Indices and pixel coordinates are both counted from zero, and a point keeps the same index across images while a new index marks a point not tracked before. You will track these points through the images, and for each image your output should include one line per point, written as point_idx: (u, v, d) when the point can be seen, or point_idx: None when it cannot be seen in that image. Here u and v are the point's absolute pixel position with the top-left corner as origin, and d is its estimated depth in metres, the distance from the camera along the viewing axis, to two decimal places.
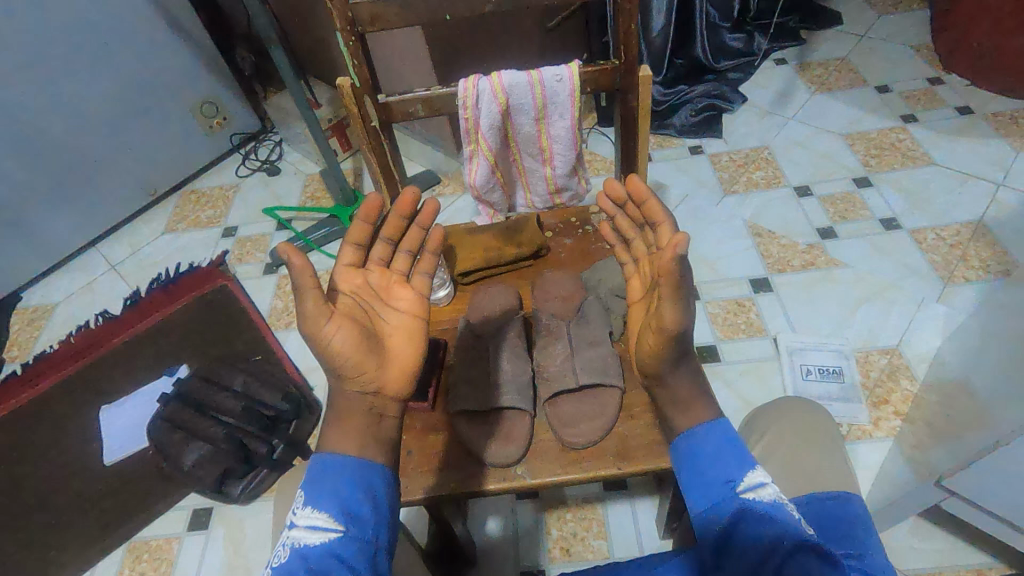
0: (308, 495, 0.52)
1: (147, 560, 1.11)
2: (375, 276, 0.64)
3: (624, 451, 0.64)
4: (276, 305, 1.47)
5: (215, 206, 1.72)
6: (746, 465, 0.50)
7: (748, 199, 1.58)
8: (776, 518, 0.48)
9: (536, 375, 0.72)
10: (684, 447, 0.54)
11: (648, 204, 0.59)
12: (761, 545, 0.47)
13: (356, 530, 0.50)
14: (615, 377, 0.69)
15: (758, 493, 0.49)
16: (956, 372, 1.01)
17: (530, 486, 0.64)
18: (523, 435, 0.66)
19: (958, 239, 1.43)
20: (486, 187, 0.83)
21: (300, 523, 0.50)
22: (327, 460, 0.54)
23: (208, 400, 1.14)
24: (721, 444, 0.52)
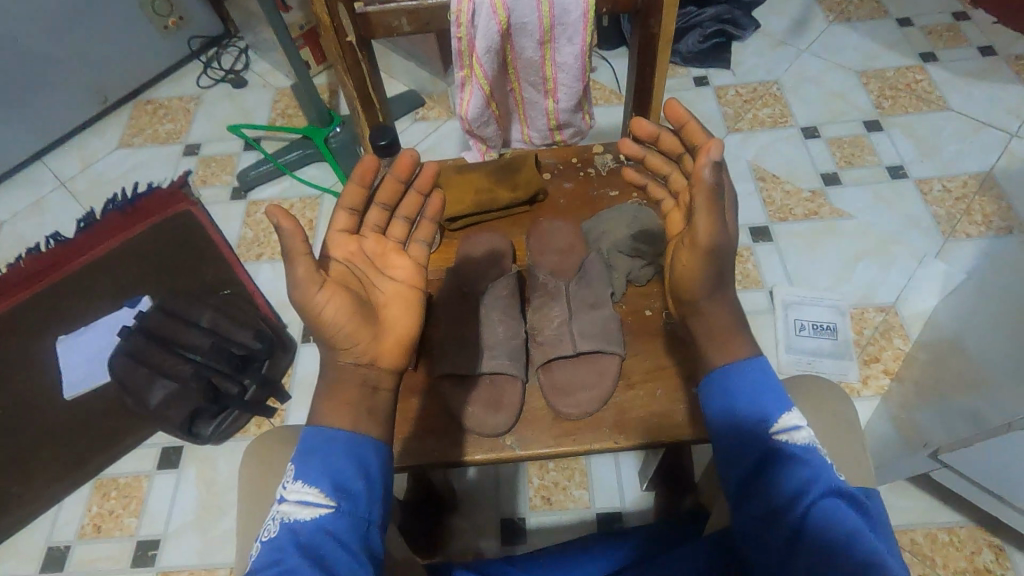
0: (299, 469, 0.52)
1: (115, 497, 1.07)
2: (370, 242, 0.61)
3: (622, 425, 0.60)
4: (246, 234, 1.37)
5: (175, 119, 1.56)
6: (783, 407, 0.54)
7: (751, 138, 1.49)
8: (805, 458, 0.51)
9: (529, 339, 0.67)
10: (721, 383, 0.56)
11: (689, 128, 0.58)
12: (786, 482, 0.50)
13: (347, 505, 0.52)
14: (617, 344, 0.63)
15: (790, 435, 0.52)
16: (949, 331, 0.99)
17: (519, 457, 0.60)
18: (514, 403, 0.61)
19: (964, 191, 1.38)
20: (479, 120, 0.73)
21: (290, 497, 0.52)
22: (317, 436, 0.54)
23: (173, 335, 1.07)
24: (759, 383, 0.55)
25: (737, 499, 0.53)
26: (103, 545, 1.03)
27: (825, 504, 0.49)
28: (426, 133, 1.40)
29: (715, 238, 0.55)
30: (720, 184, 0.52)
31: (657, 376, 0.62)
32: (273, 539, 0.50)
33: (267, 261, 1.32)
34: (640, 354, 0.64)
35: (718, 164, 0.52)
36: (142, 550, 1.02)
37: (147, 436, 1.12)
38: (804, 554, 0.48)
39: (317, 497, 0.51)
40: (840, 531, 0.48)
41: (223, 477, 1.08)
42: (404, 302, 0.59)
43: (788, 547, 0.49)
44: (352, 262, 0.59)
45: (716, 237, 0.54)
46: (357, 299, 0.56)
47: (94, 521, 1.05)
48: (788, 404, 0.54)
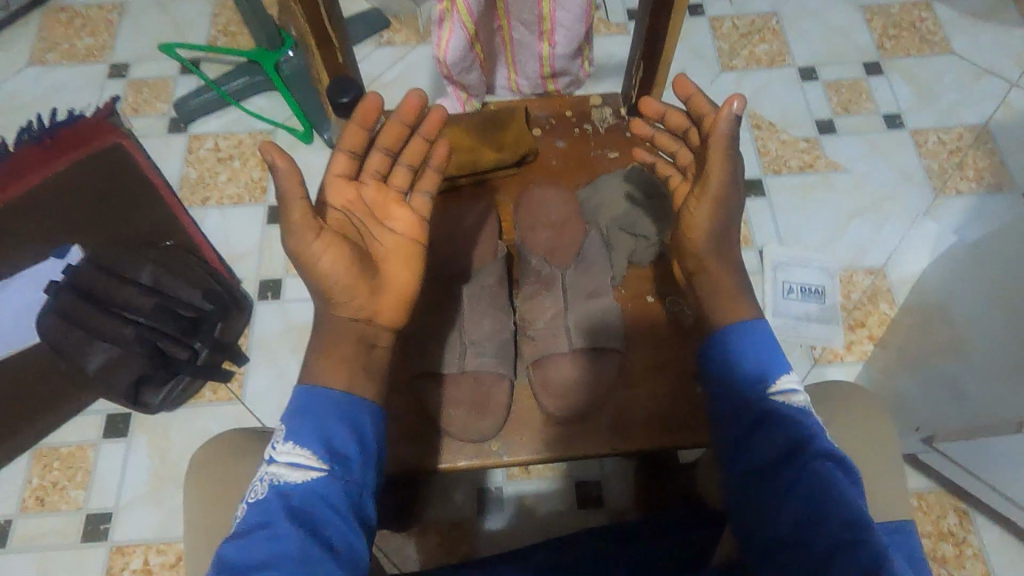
0: (290, 427, 0.47)
1: (58, 468, 0.99)
2: (370, 190, 0.55)
3: (619, 428, 0.64)
4: (190, 174, 1.21)
5: (95, 33, 1.34)
6: (782, 370, 0.57)
7: (745, 79, 1.34)
8: (803, 419, 0.54)
9: (520, 330, 0.69)
10: (722, 344, 0.59)
11: (695, 101, 0.59)
12: (784, 441, 0.54)
13: (342, 471, 0.47)
14: (613, 340, 0.66)
15: (788, 397, 0.55)
16: (936, 293, 0.96)
17: (507, 463, 0.64)
18: (500, 407, 0.64)
19: (959, 145, 1.27)
20: (460, 66, 0.62)
21: (279, 458, 0.46)
22: (311, 393, 0.49)
23: (109, 294, 0.93)
24: (761, 346, 0.58)
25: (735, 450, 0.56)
26: (49, 519, 0.96)
27: (820, 463, 0.52)
28: (392, 61, 1.24)
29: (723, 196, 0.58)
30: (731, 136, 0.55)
31: (653, 373, 0.66)
32: (258, 502, 0.44)
33: (215, 206, 1.19)
34: (636, 349, 0.67)
35: (738, 117, 0.54)
36: (94, 523, 0.96)
37: (88, 403, 1.03)
38: (795, 506, 0.51)
39: (310, 459, 0.46)
40: (829, 488, 0.51)
41: (179, 445, 1.01)
42: (404, 258, 0.53)
43: (782, 498, 0.52)
44: (351, 211, 0.53)
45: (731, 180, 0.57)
46: (357, 250, 0.51)
47: (37, 494, 0.98)
48: (786, 368, 0.57)
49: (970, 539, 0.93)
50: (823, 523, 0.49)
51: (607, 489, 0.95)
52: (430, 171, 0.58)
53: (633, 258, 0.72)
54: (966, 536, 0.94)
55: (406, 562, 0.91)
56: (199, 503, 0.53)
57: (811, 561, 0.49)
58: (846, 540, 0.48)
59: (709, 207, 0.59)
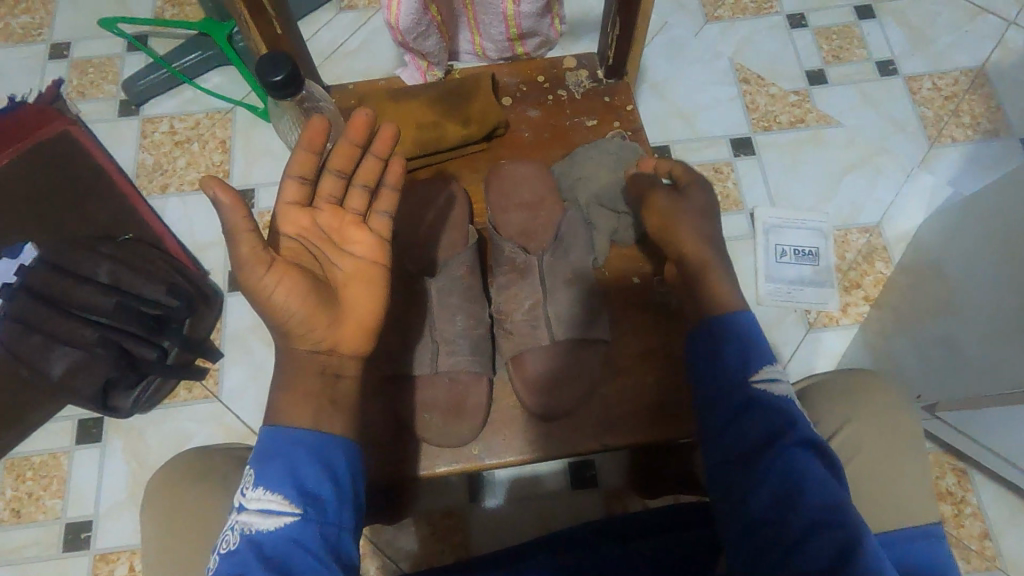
0: (259, 471, 0.44)
1: (32, 478, 0.95)
2: (325, 216, 0.52)
3: (610, 424, 0.61)
4: (145, 160, 1.14)
5: (30, 9, 1.23)
6: (765, 359, 0.56)
7: (732, 29, 1.26)
8: (784, 406, 0.53)
9: (495, 324, 0.66)
10: (701, 332, 0.58)
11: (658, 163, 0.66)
12: (763, 427, 0.52)
13: (317, 513, 0.44)
14: (602, 330, 0.63)
15: (769, 386, 0.54)
16: (931, 249, 0.93)
17: (489, 465, 0.62)
18: (478, 408, 0.61)
19: (954, 90, 1.21)
20: (418, 33, 0.66)
21: (250, 506, 0.44)
22: (280, 433, 0.46)
23: (67, 296, 0.88)
24: (743, 334, 0.56)
25: (712, 439, 0.55)
26: (27, 530, 0.93)
27: (797, 447, 0.51)
28: (353, 27, 1.15)
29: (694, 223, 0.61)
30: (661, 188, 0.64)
31: (643, 361, 0.64)
32: (229, 555, 0.42)
33: (175, 193, 1.12)
34: (626, 337, 0.65)
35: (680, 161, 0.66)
36: (74, 532, 0.93)
37: (56, 410, 0.98)
38: (769, 487, 0.50)
39: (282, 504, 0.43)
40: (809, 474, 0.49)
41: (155, 448, 0.97)
42: (365, 282, 0.50)
43: (755, 479, 0.51)
44: (306, 239, 0.51)
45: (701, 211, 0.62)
46: (312, 280, 0.48)
47: (12, 506, 0.94)
48: (772, 358, 0.56)
49: (968, 498, 0.92)
50: (796, 504, 0.49)
51: (601, 469, 0.93)
52: (387, 190, 0.54)
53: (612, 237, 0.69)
54: (965, 495, 0.93)
55: (399, 554, 0.89)
56: (153, 526, 0.52)
57: (784, 541, 0.48)
58: (818, 519, 0.47)
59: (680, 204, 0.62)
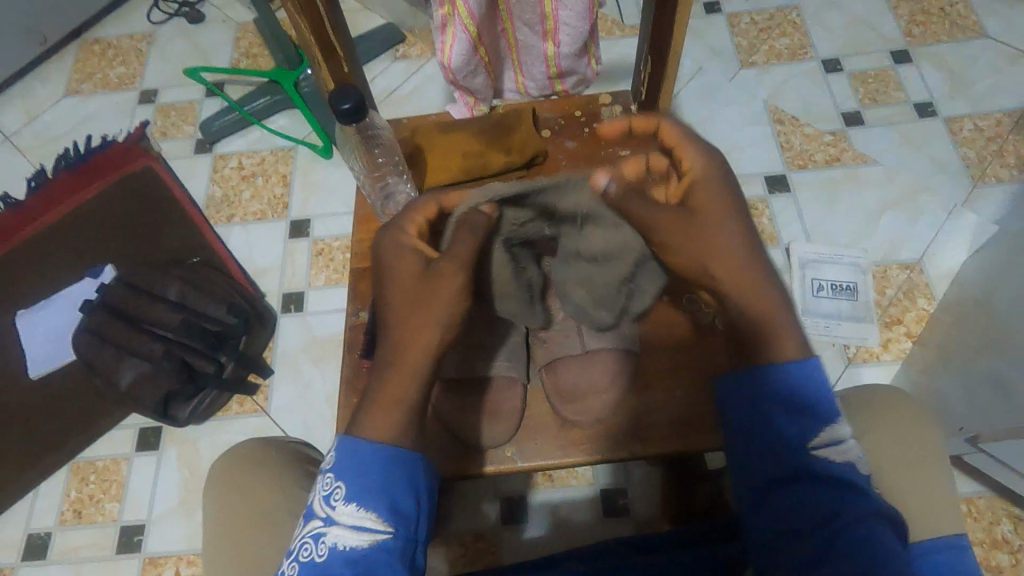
0: (354, 488, 0.46)
1: (94, 482, 1.02)
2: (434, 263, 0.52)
3: (639, 434, 0.63)
4: (215, 193, 1.24)
5: (126, 61, 1.40)
6: (826, 419, 0.48)
7: (768, 73, 1.30)
8: (848, 482, 0.46)
9: (531, 336, 0.68)
10: (746, 388, 0.50)
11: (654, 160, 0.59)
12: (818, 501, 0.46)
13: (404, 530, 0.46)
14: (632, 340, 0.66)
15: (830, 453, 0.47)
16: (975, 288, 0.89)
17: (522, 468, 0.64)
18: (512, 412, 0.65)
19: (997, 131, 1.21)
20: (465, 70, 0.70)
21: (339, 520, 0.45)
22: (362, 449, 0.47)
23: (139, 313, 0.97)
24: (805, 395, 0.49)
25: (752, 506, 0.48)
26: (85, 531, 0.99)
27: (864, 523, 0.44)
28: (408, 74, 1.25)
29: (719, 243, 0.51)
30: (629, 195, 0.53)
31: (670, 375, 0.66)
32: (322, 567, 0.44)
33: (239, 223, 1.21)
34: (655, 353, 0.67)
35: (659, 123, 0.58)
36: (128, 535, 0.98)
37: (120, 418, 1.06)
38: (832, 570, 0.44)
39: (374, 522, 0.45)
40: (883, 550, 0.43)
41: (206, 457, 1.03)
42: None
43: (820, 554, 0.44)
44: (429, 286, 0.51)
45: (717, 196, 0.52)
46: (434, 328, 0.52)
47: (75, 507, 1.01)
48: (835, 414, 0.49)
49: None
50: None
51: (634, 498, 0.93)
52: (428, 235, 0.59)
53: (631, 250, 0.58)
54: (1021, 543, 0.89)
55: None
56: (215, 516, 0.56)
57: None
58: None
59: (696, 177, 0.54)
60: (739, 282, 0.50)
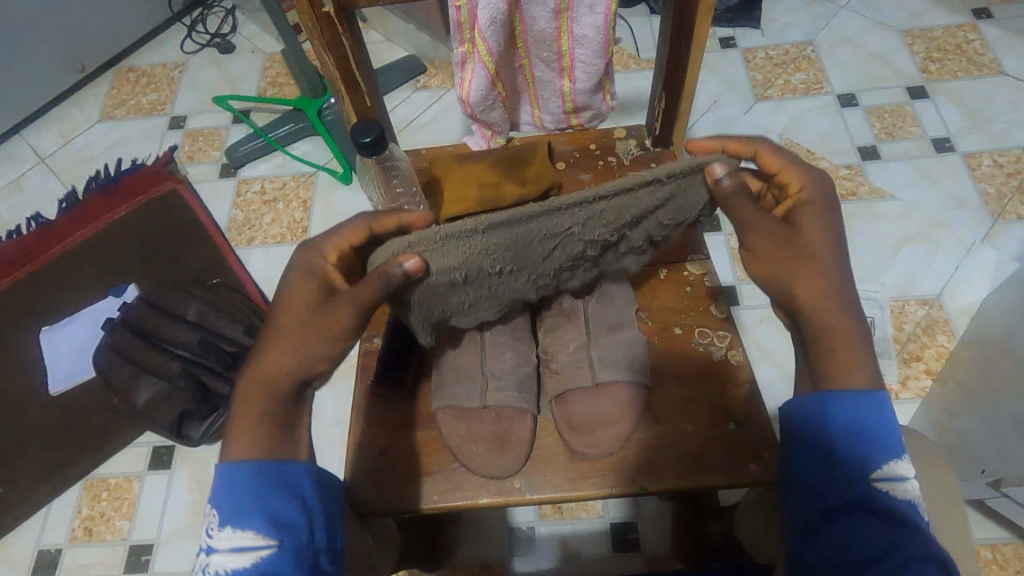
0: (227, 512, 0.45)
1: (106, 499, 1.02)
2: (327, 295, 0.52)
3: (649, 467, 0.62)
4: (237, 216, 1.27)
5: (158, 88, 1.45)
6: (892, 454, 0.47)
7: (782, 107, 1.31)
8: (908, 520, 0.45)
9: (542, 366, 0.70)
10: (813, 415, 0.48)
11: (756, 157, 0.56)
12: (877, 536, 0.44)
13: (291, 540, 0.45)
14: (643, 373, 0.66)
15: (892, 488, 0.46)
16: (996, 325, 0.87)
17: (530, 500, 0.63)
18: (522, 443, 0.64)
19: (1017, 167, 1.20)
20: (483, 103, 0.71)
21: (219, 547, 0.44)
22: (231, 470, 0.46)
23: (157, 331, 1.00)
24: (874, 430, 0.47)
25: (805, 535, 0.47)
26: (94, 549, 0.99)
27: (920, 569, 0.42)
28: (427, 104, 1.29)
29: (827, 271, 0.51)
30: (743, 192, 0.52)
31: (681, 409, 0.65)
32: None
33: (259, 245, 1.23)
34: (665, 386, 0.67)
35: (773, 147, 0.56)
36: (136, 555, 0.98)
37: (134, 436, 1.06)
38: None
39: (255, 540, 0.44)
40: None
41: None
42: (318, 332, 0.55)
43: None
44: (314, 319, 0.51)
45: (827, 230, 0.52)
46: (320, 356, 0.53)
47: (85, 524, 1.01)
48: (901, 449, 0.47)
49: None
50: None
51: (645, 533, 0.91)
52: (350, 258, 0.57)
53: (702, 203, 0.55)
54: None
55: None
56: None
57: None
58: None
59: (812, 205, 0.53)
60: (825, 318, 0.50)
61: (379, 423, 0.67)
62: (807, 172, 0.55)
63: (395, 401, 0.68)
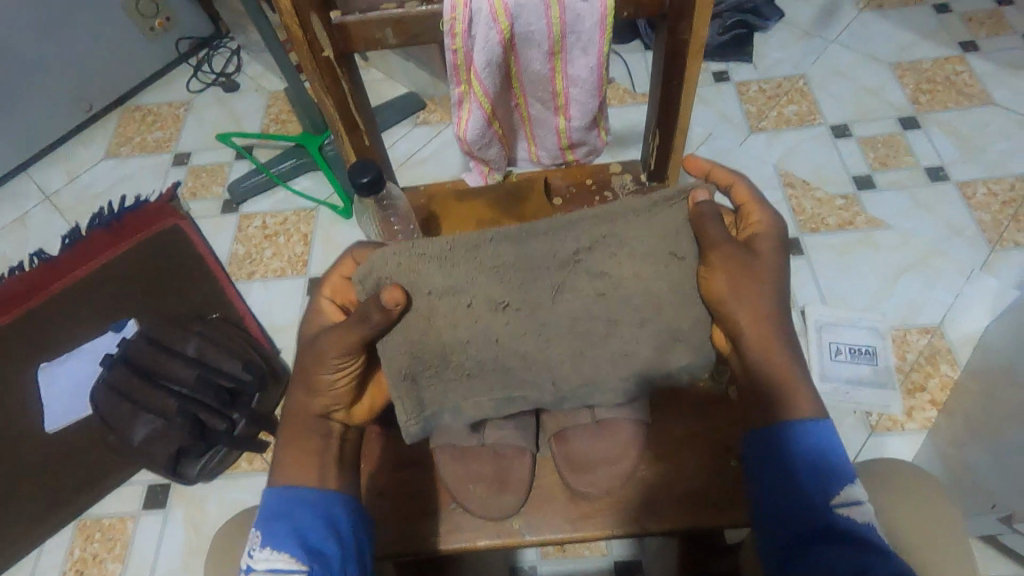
0: (267, 535, 0.51)
1: (99, 540, 1.00)
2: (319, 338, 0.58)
3: (651, 506, 0.62)
4: (238, 251, 1.28)
5: (164, 126, 1.48)
6: (842, 478, 0.50)
7: (777, 139, 1.33)
8: (867, 539, 0.47)
9: (541, 404, 0.69)
10: (770, 449, 0.53)
11: (734, 189, 0.59)
12: (840, 555, 0.46)
13: (320, 567, 0.50)
14: (643, 410, 0.65)
15: (849, 511, 0.49)
16: (1000, 354, 0.86)
17: (530, 541, 0.62)
18: (522, 483, 0.64)
19: (1011, 195, 1.21)
20: (479, 141, 0.72)
21: (256, 567, 0.49)
22: (279, 499, 0.54)
23: (157, 368, 0.99)
24: (823, 451, 0.51)
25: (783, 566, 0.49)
26: None
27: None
28: (427, 139, 1.31)
29: None
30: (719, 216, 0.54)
31: (683, 445, 0.65)
32: None
33: (259, 280, 1.24)
34: (664, 421, 0.66)
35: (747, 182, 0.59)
36: None
37: (130, 474, 1.04)
38: None
39: (289, 562, 0.49)
40: None
41: (212, 517, 1.01)
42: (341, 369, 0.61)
43: None
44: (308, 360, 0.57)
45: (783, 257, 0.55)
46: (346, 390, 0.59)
47: (76, 567, 0.98)
48: (854, 476, 0.50)
49: None
50: None
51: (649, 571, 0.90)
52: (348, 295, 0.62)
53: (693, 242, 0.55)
54: None
55: None
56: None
57: None
58: None
59: (773, 241, 0.56)
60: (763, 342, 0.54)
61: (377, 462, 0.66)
62: (771, 215, 0.58)
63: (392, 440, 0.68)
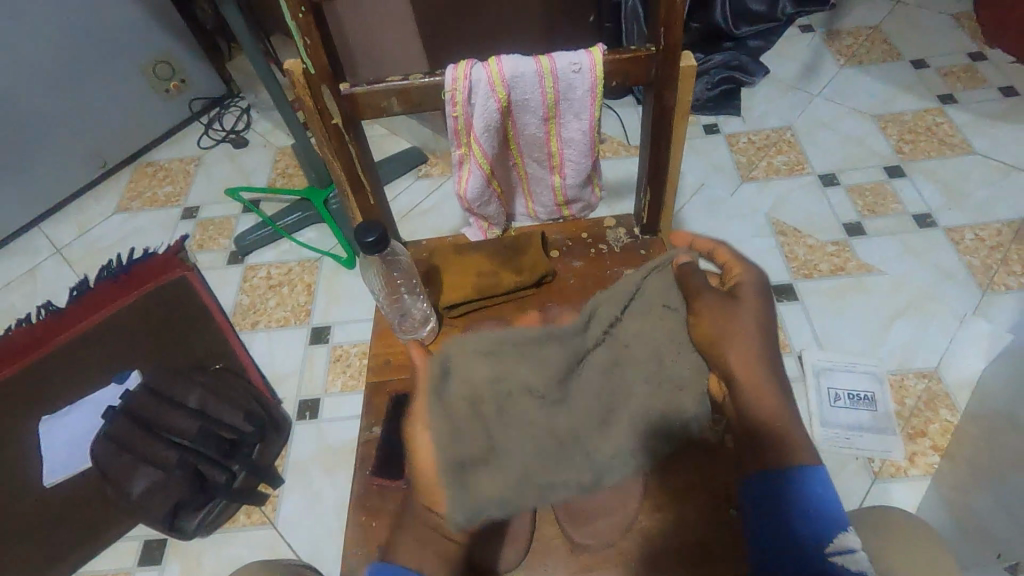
0: None
1: None
2: None
3: (653, 561, 0.62)
4: (242, 301, 1.31)
5: (174, 180, 1.53)
6: (835, 526, 0.51)
7: (767, 188, 1.38)
8: None
9: None
10: (765, 496, 0.53)
11: (714, 251, 0.64)
12: None
13: None
14: None
15: (845, 559, 0.49)
16: (998, 398, 0.87)
17: None
18: (524, 537, 0.63)
19: (998, 240, 1.24)
20: (478, 199, 0.75)
21: None
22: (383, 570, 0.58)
23: (158, 419, 0.98)
24: (814, 497, 0.52)
25: None
26: None
27: None
28: (429, 191, 1.36)
29: None
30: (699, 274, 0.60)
31: (684, 495, 0.64)
32: None
33: (263, 329, 1.26)
34: (665, 470, 0.66)
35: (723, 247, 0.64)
36: None
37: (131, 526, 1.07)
38: None
39: None
40: None
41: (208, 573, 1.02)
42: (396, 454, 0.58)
43: None
44: None
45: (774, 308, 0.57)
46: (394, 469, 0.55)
47: None
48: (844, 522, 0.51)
49: None
50: None
51: None
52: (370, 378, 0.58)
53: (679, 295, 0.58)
54: None
55: None
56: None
57: None
58: None
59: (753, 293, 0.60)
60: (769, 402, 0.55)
61: (377, 516, 0.66)
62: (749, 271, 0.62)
63: (391, 491, 0.68)
